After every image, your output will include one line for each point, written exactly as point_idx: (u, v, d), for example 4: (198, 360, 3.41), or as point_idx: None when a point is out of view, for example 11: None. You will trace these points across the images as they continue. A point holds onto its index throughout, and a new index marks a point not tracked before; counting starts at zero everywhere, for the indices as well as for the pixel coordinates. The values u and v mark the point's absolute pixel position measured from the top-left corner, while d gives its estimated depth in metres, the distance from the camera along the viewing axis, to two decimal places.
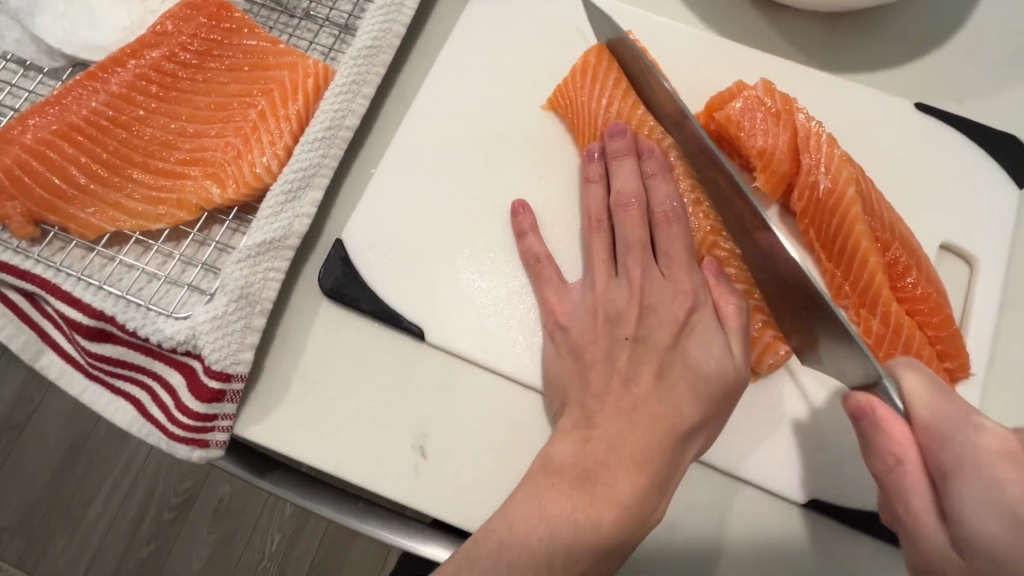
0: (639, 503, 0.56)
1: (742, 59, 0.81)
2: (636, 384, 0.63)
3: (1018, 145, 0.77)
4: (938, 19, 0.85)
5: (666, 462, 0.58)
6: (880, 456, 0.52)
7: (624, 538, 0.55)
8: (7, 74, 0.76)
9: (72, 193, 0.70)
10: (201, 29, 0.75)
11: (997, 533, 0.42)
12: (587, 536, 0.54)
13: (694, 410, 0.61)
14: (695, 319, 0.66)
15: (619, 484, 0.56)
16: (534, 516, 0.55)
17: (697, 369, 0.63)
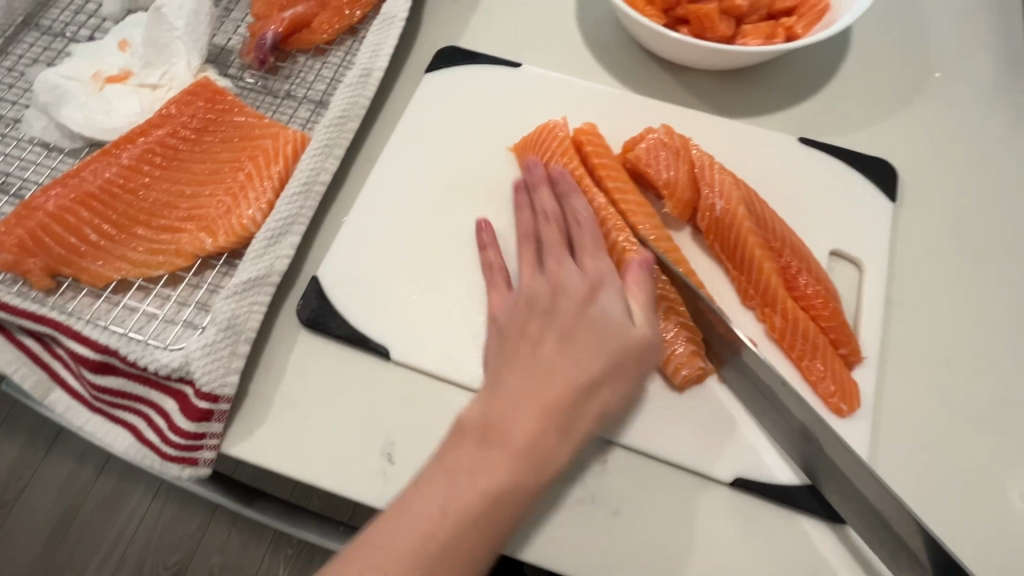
0: (537, 443, 0.62)
1: (652, 110, 0.97)
2: (542, 344, 0.69)
3: (885, 168, 0.92)
4: (813, 71, 1.03)
5: (568, 407, 0.65)
6: None
7: (521, 491, 0.61)
8: (34, 155, 0.92)
9: (85, 249, 0.82)
10: (199, 111, 0.90)
11: None
12: (476, 494, 0.59)
13: (593, 365, 0.67)
14: (600, 296, 0.73)
15: (519, 428, 0.62)
16: (440, 471, 0.60)
17: (598, 331, 0.70)
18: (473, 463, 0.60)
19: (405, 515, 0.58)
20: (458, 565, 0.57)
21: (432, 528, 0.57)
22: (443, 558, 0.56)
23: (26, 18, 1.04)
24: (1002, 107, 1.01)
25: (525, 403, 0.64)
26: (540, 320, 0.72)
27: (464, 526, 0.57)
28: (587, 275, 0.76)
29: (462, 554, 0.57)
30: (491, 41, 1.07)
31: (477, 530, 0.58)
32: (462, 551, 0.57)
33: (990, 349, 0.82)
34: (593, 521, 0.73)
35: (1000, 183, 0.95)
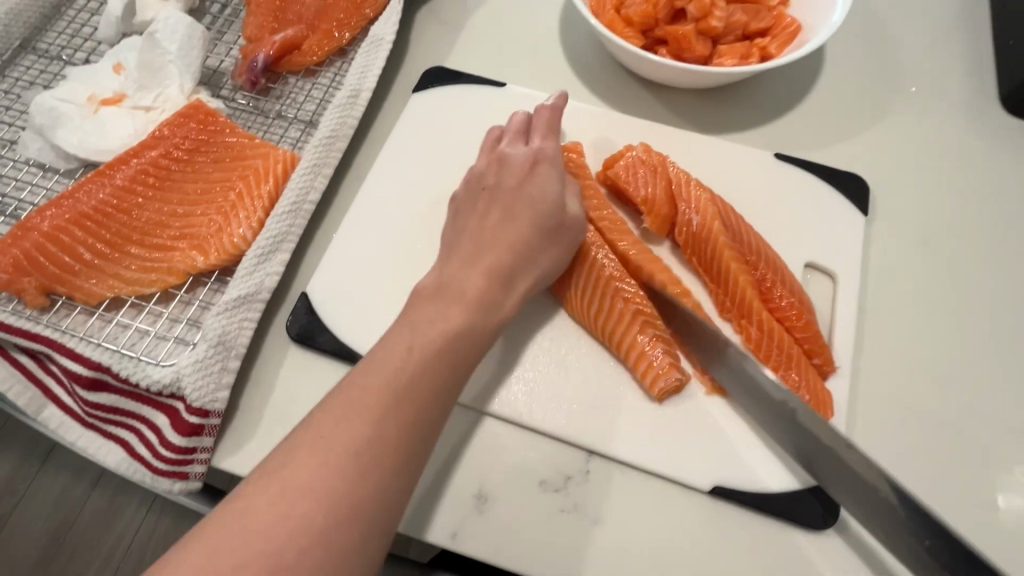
0: (485, 298, 0.70)
1: (633, 128, 1.00)
2: (492, 226, 0.75)
3: (858, 182, 0.95)
4: (788, 89, 1.06)
5: (510, 268, 0.73)
6: None
7: (474, 337, 0.67)
8: (30, 176, 0.94)
9: (79, 267, 0.84)
10: (191, 132, 0.93)
11: None
12: (436, 335, 0.65)
13: (532, 235, 0.75)
14: (544, 177, 0.79)
15: (468, 284, 0.70)
16: (403, 335, 0.64)
17: (538, 203, 0.77)
18: (433, 325, 0.65)
19: (374, 359, 0.62)
20: (426, 403, 0.61)
21: (401, 362, 0.61)
22: (412, 393, 0.60)
23: (23, 41, 1.07)
24: (971, 122, 1.04)
25: (476, 265, 0.71)
26: (488, 199, 0.78)
27: (429, 363, 0.63)
28: (533, 163, 0.80)
29: (429, 398, 0.62)
30: (477, 62, 1.10)
31: (441, 373, 0.63)
32: (429, 388, 0.62)
33: (961, 357, 0.85)
34: (575, 530, 0.74)
35: (970, 196, 0.98)
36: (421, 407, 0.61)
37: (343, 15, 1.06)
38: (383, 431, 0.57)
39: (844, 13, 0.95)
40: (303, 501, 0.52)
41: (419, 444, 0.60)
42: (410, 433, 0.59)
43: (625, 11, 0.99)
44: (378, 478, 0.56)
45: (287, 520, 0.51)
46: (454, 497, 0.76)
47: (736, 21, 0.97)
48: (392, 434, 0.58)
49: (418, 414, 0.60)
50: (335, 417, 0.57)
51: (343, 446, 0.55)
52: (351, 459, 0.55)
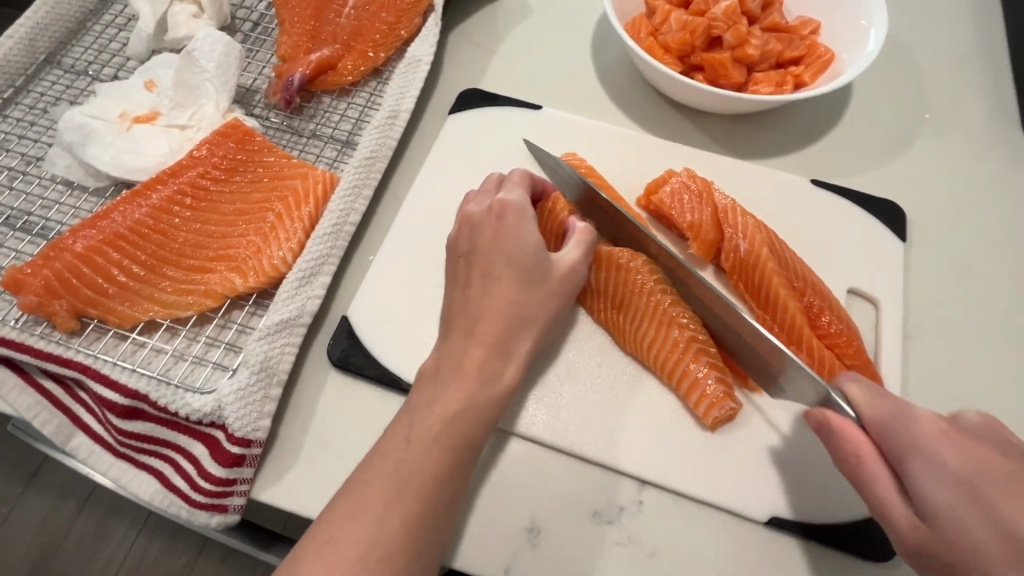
0: (483, 370, 0.67)
1: (669, 150, 1.01)
2: (472, 295, 0.72)
3: (893, 208, 0.96)
4: (818, 115, 1.09)
5: (504, 333, 0.69)
6: (844, 456, 0.62)
7: (473, 414, 0.65)
8: (57, 194, 0.92)
9: (112, 290, 0.81)
10: (230, 152, 0.91)
11: (857, 395, 0.63)
12: (435, 421, 0.64)
13: (519, 293, 0.71)
14: (514, 226, 0.74)
15: (462, 363, 0.67)
16: (402, 434, 0.63)
17: (514, 259, 0.73)
18: (426, 415, 0.64)
19: (375, 459, 0.62)
20: (428, 491, 0.60)
21: (400, 457, 0.61)
22: (414, 484, 0.60)
23: (47, 56, 1.04)
24: (994, 147, 1.07)
25: (467, 341, 0.69)
26: (466, 267, 0.74)
27: (429, 449, 0.62)
28: (498, 213, 0.76)
29: (432, 487, 0.60)
30: (511, 83, 1.10)
31: (443, 461, 0.62)
32: (430, 475, 0.60)
33: (1002, 381, 0.85)
34: (629, 563, 0.73)
35: (999, 222, 1.00)
36: (427, 497, 0.60)
37: (378, 36, 1.05)
38: (387, 528, 0.57)
39: (879, 45, 0.97)
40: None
41: (429, 533, 0.59)
42: (417, 525, 0.58)
43: (662, 38, 1.01)
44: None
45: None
46: (506, 529, 0.73)
47: (771, 50, 0.99)
48: (396, 529, 0.57)
49: (422, 502, 0.59)
50: (341, 519, 0.57)
51: (351, 549, 0.55)
52: (359, 563, 0.55)
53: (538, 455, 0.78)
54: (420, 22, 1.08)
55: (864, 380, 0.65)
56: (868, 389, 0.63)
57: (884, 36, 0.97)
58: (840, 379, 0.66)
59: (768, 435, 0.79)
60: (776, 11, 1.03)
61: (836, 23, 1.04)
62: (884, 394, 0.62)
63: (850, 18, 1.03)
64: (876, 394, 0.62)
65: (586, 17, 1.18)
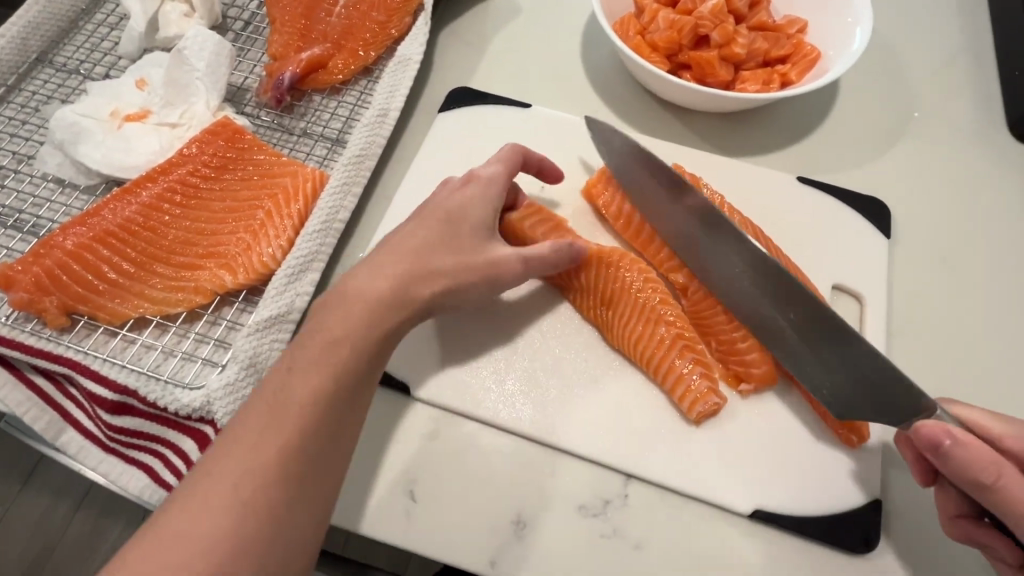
0: (379, 305, 0.67)
1: (658, 148, 1.01)
2: (388, 241, 0.73)
3: (878, 205, 0.97)
4: (806, 114, 1.10)
5: (404, 278, 0.70)
6: (985, 470, 0.58)
7: (356, 347, 0.65)
8: (48, 192, 0.92)
9: (102, 287, 0.82)
10: (220, 150, 0.92)
11: (977, 417, 0.66)
12: (314, 353, 0.63)
13: (439, 241, 0.73)
14: (469, 196, 0.76)
15: (355, 297, 0.67)
16: (284, 367, 0.63)
17: (452, 217, 0.75)
18: (313, 347, 0.64)
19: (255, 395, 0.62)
20: (300, 422, 0.59)
21: (278, 388, 0.61)
22: (289, 412, 0.59)
23: (39, 55, 1.05)
24: (980, 145, 1.08)
25: (369, 279, 0.69)
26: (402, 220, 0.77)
27: (311, 378, 0.62)
28: (465, 180, 0.79)
29: (309, 415, 0.60)
30: (502, 82, 1.11)
31: (322, 390, 0.61)
32: (308, 403, 0.60)
33: (985, 375, 0.87)
34: (615, 556, 0.73)
35: (984, 220, 1.00)
36: (302, 427, 0.59)
37: (369, 35, 1.05)
38: (260, 453, 0.56)
39: (864, 43, 0.98)
40: (175, 543, 0.51)
41: (306, 463, 0.59)
42: (290, 453, 0.58)
43: (650, 37, 1.02)
44: (263, 502, 0.55)
45: (156, 566, 0.50)
46: (494, 522, 0.74)
47: (758, 49, 1.00)
48: (268, 456, 0.56)
49: (297, 432, 0.59)
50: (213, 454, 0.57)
51: (221, 474, 0.55)
52: (229, 488, 0.54)
53: (526, 450, 0.79)
54: (410, 21, 1.08)
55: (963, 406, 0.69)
56: (977, 412, 0.67)
57: (870, 35, 0.98)
58: (948, 405, 0.68)
59: (754, 430, 0.79)
60: (763, 10, 1.04)
61: (823, 22, 1.05)
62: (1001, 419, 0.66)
63: (836, 17, 1.04)
64: (991, 418, 0.66)
65: (576, 17, 1.19)
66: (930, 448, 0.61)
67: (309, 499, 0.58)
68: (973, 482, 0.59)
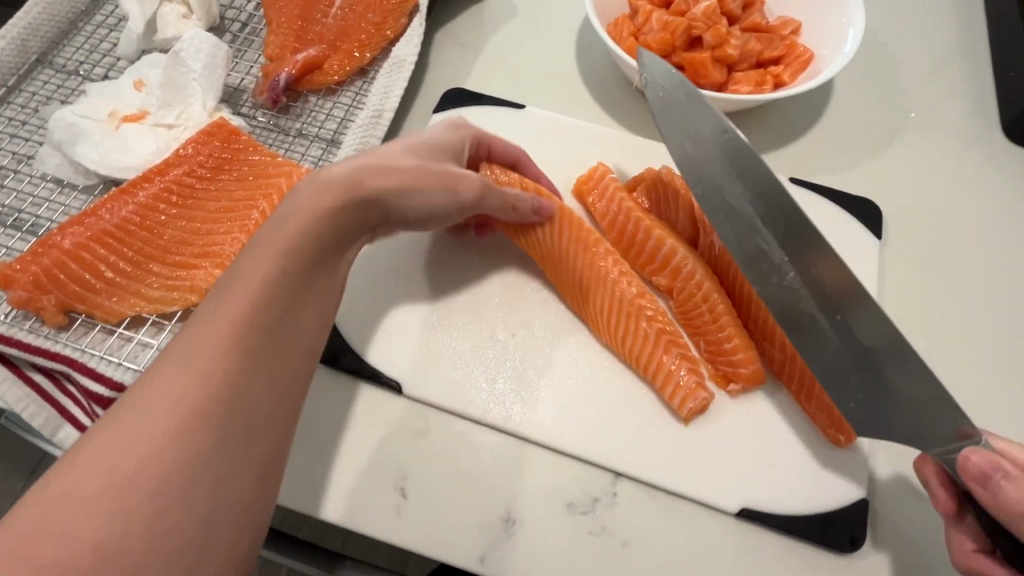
0: (339, 192, 0.68)
1: (652, 149, 1.02)
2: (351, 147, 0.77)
3: (871, 207, 0.98)
4: (799, 115, 1.10)
5: (362, 169, 0.71)
6: None
7: (314, 238, 0.65)
8: (47, 192, 0.94)
9: (100, 286, 0.83)
10: (215, 150, 0.93)
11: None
12: (254, 278, 0.59)
13: (400, 150, 0.77)
14: (444, 132, 0.82)
15: (313, 184, 0.68)
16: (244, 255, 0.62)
17: (419, 138, 0.79)
18: (272, 235, 0.63)
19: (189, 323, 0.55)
20: (263, 302, 0.58)
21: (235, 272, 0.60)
22: (250, 292, 0.58)
23: (39, 56, 1.06)
24: (976, 146, 1.08)
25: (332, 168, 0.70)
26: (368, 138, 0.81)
27: (272, 262, 0.61)
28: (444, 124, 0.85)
29: (271, 291, 0.60)
30: (497, 83, 1.12)
31: (281, 272, 0.61)
32: (268, 282, 0.60)
33: (975, 375, 0.87)
34: (603, 552, 0.74)
35: (978, 222, 1.01)
36: (263, 305, 0.58)
37: (364, 36, 1.06)
38: (222, 326, 0.55)
39: (856, 44, 0.98)
40: (132, 419, 0.48)
41: (268, 337, 0.58)
42: (254, 327, 0.57)
43: (643, 38, 1.02)
44: (228, 375, 0.53)
45: (113, 447, 0.47)
46: (484, 519, 0.75)
47: (751, 49, 1.01)
48: (231, 331, 0.55)
49: (257, 314, 0.57)
50: (141, 387, 0.50)
51: (182, 352, 0.52)
52: (191, 365, 0.52)
53: (515, 448, 0.79)
54: (406, 22, 1.09)
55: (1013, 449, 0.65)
56: None
57: (862, 36, 0.99)
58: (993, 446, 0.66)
59: (744, 430, 0.80)
60: (757, 11, 1.04)
61: (817, 23, 1.05)
62: None
63: (830, 17, 1.04)
64: None
65: (571, 18, 1.19)
66: (976, 480, 0.58)
67: (253, 444, 0.53)
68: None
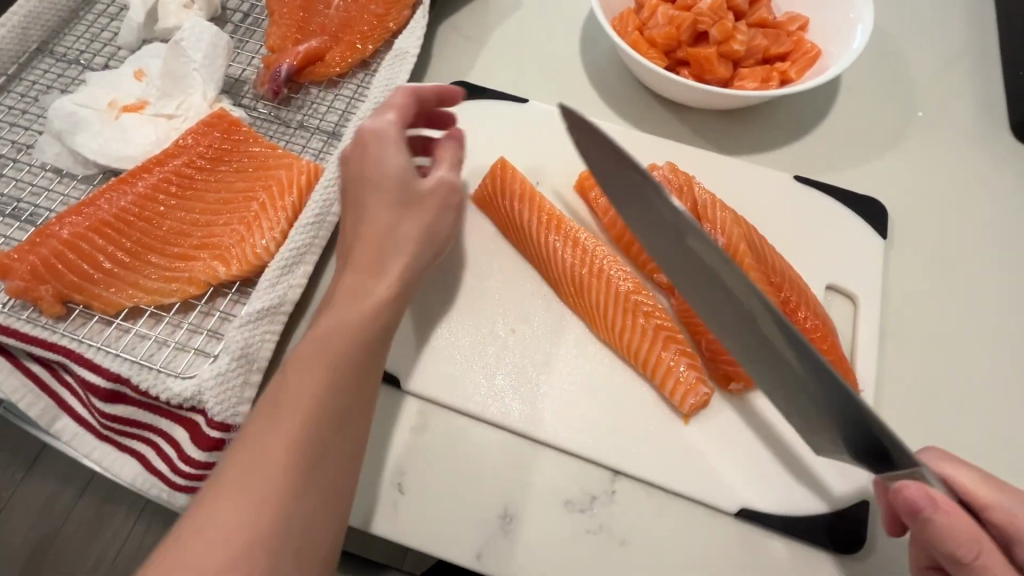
0: (372, 296, 0.67)
1: (656, 145, 1.01)
2: (351, 229, 0.72)
3: (877, 205, 0.97)
4: (805, 112, 1.09)
5: (381, 262, 0.69)
6: (963, 544, 0.54)
7: (354, 349, 0.63)
8: (46, 181, 0.93)
9: (98, 277, 0.83)
10: (215, 141, 0.92)
11: (968, 482, 0.59)
12: (303, 398, 0.58)
13: (389, 213, 0.71)
14: (376, 155, 0.73)
15: (345, 290, 0.67)
16: (284, 377, 0.60)
17: (379, 180, 0.72)
18: (312, 354, 0.61)
19: (232, 452, 0.55)
20: (311, 432, 0.57)
21: (278, 397, 0.58)
22: (296, 420, 0.57)
23: (40, 45, 1.05)
24: (984, 146, 1.07)
25: (355, 266, 0.69)
26: (347, 205, 0.75)
27: (315, 383, 0.59)
28: (361, 142, 0.74)
29: (315, 417, 0.58)
30: (500, 77, 1.11)
31: (326, 392, 0.59)
32: (313, 406, 0.58)
33: (980, 378, 0.86)
34: (601, 551, 0.74)
35: (984, 223, 0.99)
36: (310, 433, 0.57)
37: (367, 28, 1.05)
38: (271, 464, 0.54)
39: (864, 41, 0.97)
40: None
41: (317, 466, 0.57)
42: (300, 462, 0.55)
43: (648, 32, 1.01)
44: (281, 516, 0.52)
45: None
46: (481, 516, 0.75)
47: (757, 45, 0.99)
48: (280, 469, 0.54)
49: (304, 447, 0.56)
50: (185, 538, 0.50)
51: (233, 498, 0.52)
52: (243, 512, 0.51)
53: (514, 445, 0.79)
54: (409, 14, 1.08)
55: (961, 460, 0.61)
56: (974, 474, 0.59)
57: (870, 33, 0.97)
58: (936, 457, 0.61)
59: (745, 429, 0.79)
60: (764, 6, 1.03)
61: (824, 19, 1.04)
62: (997, 484, 0.59)
63: (838, 13, 1.02)
64: (986, 480, 0.59)
65: (577, 12, 1.18)
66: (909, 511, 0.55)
67: None
68: (947, 555, 0.55)
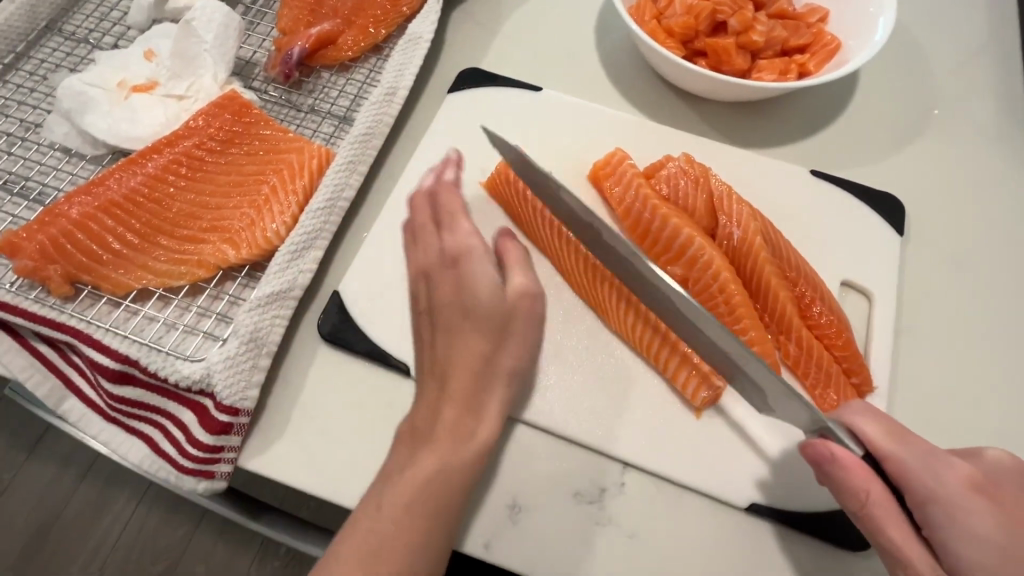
0: (463, 432, 0.63)
1: (670, 136, 1.00)
2: (436, 347, 0.68)
3: (893, 201, 0.95)
4: (822, 106, 1.07)
5: (469, 399, 0.64)
6: (852, 495, 0.59)
7: (451, 485, 0.61)
8: (54, 160, 0.92)
9: (106, 258, 0.82)
10: (226, 123, 0.91)
11: (873, 432, 0.60)
12: (395, 547, 0.57)
13: (484, 340, 0.67)
14: (477, 272, 0.72)
15: (437, 424, 0.63)
16: (371, 529, 0.57)
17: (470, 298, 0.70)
18: (400, 512, 0.58)
19: None
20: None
21: (368, 543, 0.56)
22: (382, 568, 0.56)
23: (48, 23, 1.04)
24: (1002, 143, 1.05)
25: (445, 399, 0.64)
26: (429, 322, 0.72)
27: (401, 527, 0.57)
28: (453, 259, 0.74)
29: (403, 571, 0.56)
30: (514, 64, 1.09)
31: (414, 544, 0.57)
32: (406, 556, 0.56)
33: (993, 377, 0.85)
34: (609, 543, 0.73)
35: (1001, 222, 0.98)
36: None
37: (380, 12, 1.04)
38: None
39: (886, 35, 0.95)
40: None
41: None
42: None
43: (665, 21, 0.99)
44: None
45: None
46: (489, 506, 0.74)
47: (776, 36, 0.98)
48: None
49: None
50: None
51: None
52: None
53: (522, 435, 0.78)
54: None
55: (872, 409, 0.63)
56: (881, 425, 0.61)
57: (892, 26, 0.95)
58: (848, 412, 0.63)
59: (757, 423, 0.79)
60: None
61: (845, 11, 1.02)
62: (904, 436, 0.60)
63: (858, 6, 1.01)
64: (895, 432, 0.60)
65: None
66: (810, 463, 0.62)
67: None
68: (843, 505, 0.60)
